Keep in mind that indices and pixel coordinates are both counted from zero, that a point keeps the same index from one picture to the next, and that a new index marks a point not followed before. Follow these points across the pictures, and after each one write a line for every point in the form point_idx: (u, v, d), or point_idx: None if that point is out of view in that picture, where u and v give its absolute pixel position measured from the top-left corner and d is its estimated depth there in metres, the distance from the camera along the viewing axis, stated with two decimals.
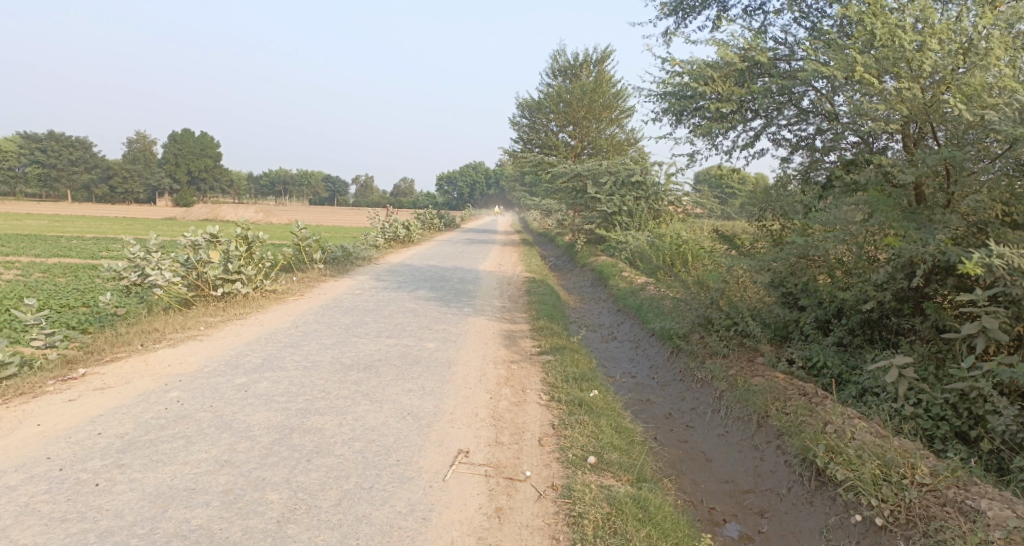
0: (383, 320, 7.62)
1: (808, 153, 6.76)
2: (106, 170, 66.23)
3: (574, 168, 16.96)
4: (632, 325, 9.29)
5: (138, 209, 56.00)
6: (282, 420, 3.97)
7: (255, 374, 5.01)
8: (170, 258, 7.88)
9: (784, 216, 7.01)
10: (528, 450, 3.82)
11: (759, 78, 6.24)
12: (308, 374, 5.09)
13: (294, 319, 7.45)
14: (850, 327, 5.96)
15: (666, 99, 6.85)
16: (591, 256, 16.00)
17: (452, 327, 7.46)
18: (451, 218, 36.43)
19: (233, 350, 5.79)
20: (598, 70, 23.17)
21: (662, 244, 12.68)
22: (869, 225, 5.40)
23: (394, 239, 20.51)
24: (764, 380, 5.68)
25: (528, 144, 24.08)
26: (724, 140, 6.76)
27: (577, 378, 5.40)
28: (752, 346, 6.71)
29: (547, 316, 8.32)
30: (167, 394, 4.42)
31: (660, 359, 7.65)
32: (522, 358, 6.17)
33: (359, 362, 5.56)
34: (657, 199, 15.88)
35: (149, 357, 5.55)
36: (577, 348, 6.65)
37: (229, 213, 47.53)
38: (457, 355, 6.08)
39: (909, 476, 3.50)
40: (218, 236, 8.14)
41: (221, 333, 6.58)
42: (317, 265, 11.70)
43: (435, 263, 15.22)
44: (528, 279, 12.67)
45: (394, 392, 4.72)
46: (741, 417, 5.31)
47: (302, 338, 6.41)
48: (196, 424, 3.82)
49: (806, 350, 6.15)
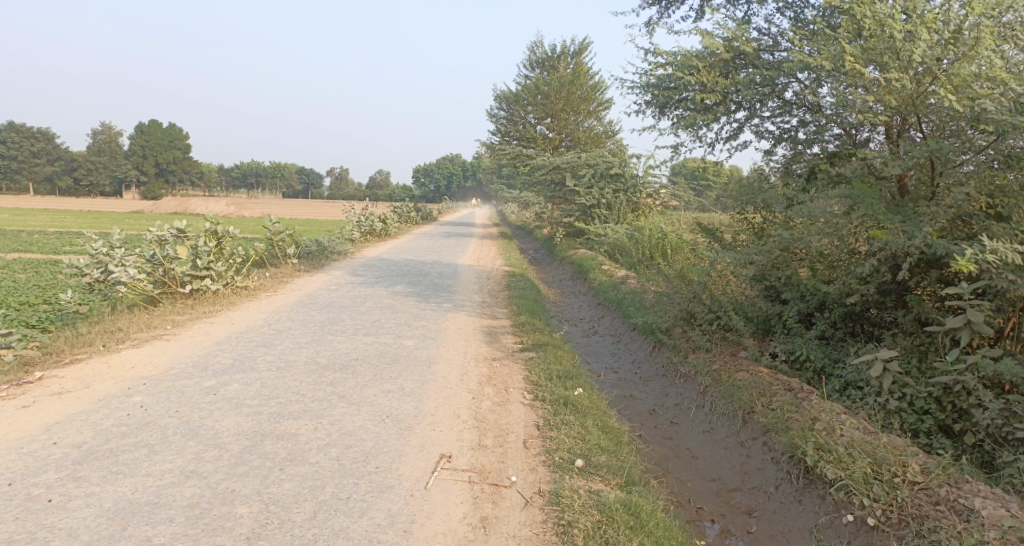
0: (360, 317, 7.40)
1: (790, 146, 6.74)
2: (70, 162, 64.13)
3: (552, 160, 16.85)
4: (613, 319, 9.22)
5: (105, 203, 54.31)
6: (253, 426, 3.76)
7: (225, 376, 4.77)
8: (135, 254, 7.56)
9: (766, 209, 6.99)
10: (513, 453, 3.68)
11: (743, 69, 6.18)
12: (281, 375, 4.87)
13: (267, 317, 7.19)
14: (833, 320, 5.94)
15: (649, 91, 6.75)
16: (570, 249, 15.93)
17: (431, 324, 7.28)
18: (428, 211, 36.07)
19: (202, 350, 5.53)
20: (575, 62, 23.04)
21: (641, 237, 12.64)
22: (854, 217, 5.37)
23: (370, 232, 20.16)
24: (748, 375, 5.63)
25: (505, 136, 23.88)
26: (707, 132, 6.69)
27: (561, 375, 5.28)
28: (735, 340, 6.66)
29: (528, 311, 8.18)
30: (130, 400, 4.16)
31: (642, 353, 7.59)
32: (504, 355, 6.04)
33: (336, 361, 5.36)
34: (636, 192, 15.86)
35: (112, 359, 5.26)
36: (560, 344, 6.53)
37: (200, 206, 46.35)
38: (437, 353, 5.91)
39: (901, 474, 3.46)
40: (186, 230, 7.82)
41: (189, 332, 6.30)
42: (291, 260, 11.39)
43: (413, 257, 14.98)
44: (508, 273, 12.52)
45: (372, 394, 4.54)
46: (726, 413, 5.25)
47: (276, 336, 6.17)
48: (160, 432, 3.59)
49: (789, 344, 6.11)
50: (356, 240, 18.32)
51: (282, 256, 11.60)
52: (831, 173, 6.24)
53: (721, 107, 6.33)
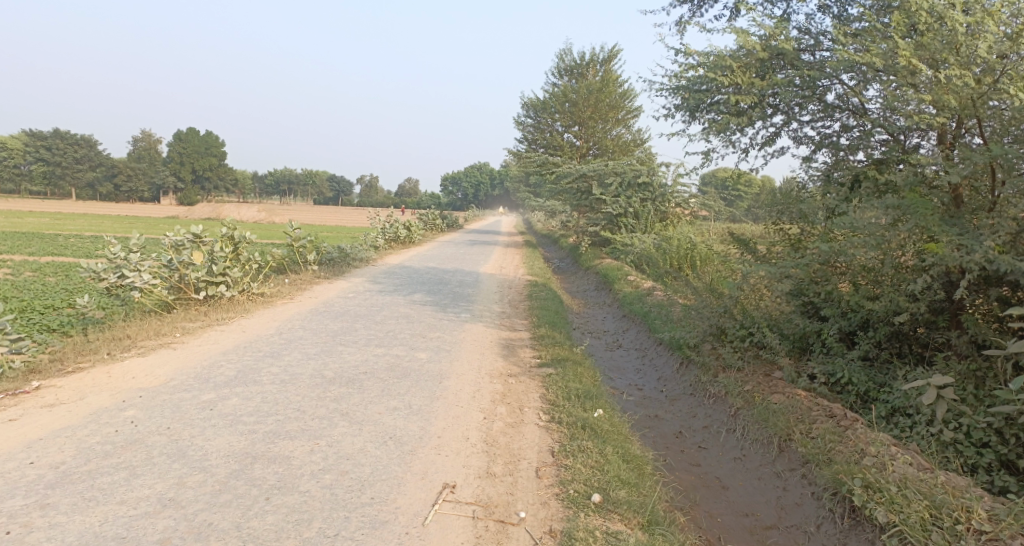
0: (374, 327, 7.16)
1: (832, 152, 6.29)
2: (112, 169, 66.28)
3: (578, 168, 16.51)
4: (638, 332, 8.82)
5: (142, 208, 55.71)
6: (245, 447, 3.52)
7: (225, 389, 4.56)
8: (152, 259, 7.48)
9: (803, 220, 6.56)
10: (523, 484, 3.35)
11: (782, 70, 5.77)
12: (283, 389, 4.64)
13: (279, 325, 7.01)
14: (877, 340, 5.47)
15: (679, 93, 6.38)
16: (596, 258, 15.54)
17: (447, 335, 7.01)
18: (455, 219, 35.96)
19: (207, 361, 5.35)
20: (604, 69, 22.71)
21: (669, 247, 12.19)
22: (904, 229, 4.93)
23: (395, 240, 20.09)
24: (784, 398, 5.19)
25: (532, 144, 23.62)
26: (742, 137, 6.28)
27: (580, 394, 4.93)
28: (769, 359, 6.20)
29: (549, 323, 7.85)
30: (123, 414, 3.98)
31: (669, 370, 7.17)
32: (521, 370, 5.71)
33: (342, 374, 5.12)
34: (664, 201, 15.39)
35: (114, 368, 5.11)
36: (580, 359, 6.18)
37: (233, 211, 47.17)
38: (450, 367, 5.63)
39: (966, 522, 3.02)
40: (202, 236, 7.70)
41: (198, 340, 6.15)
42: (311, 267, 11.28)
43: (435, 264, 14.79)
44: (531, 282, 12.20)
45: (376, 412, 4.27)
46: (760, 439, 4.83)
47: (284, 347, 5.96)
48: (145, 452, 3.39)
49: (829, 365, 5.65)
50: (380, 248, 18.23)
51: (303, 263, 11.50)
52: (877, 181, 5.79)
53: (757, 110, 5.91)
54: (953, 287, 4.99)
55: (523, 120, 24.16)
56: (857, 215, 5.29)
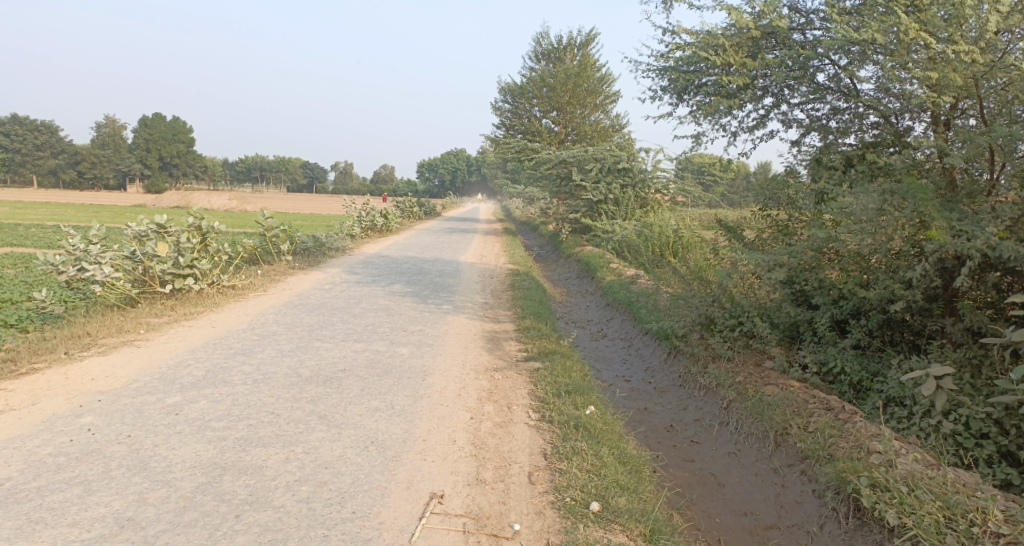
0: (352, 320, 6.86)
1: (821, 136, 6.12)
2: (74, 155, 63.97)
3: (558, 154, 16.26)
4: (623, 322, 8.67)
5: (107, 196, 53.75)
6: (213, 457, 3.24)
7: (193, 391, 4.25)
8: (114, 250, 7.09)
9: (792, 206, 6.43)
10: (516, 492, 3.15)
11: (773, 50, 5.58)
12: (256, 390, 4.34)
13: (251, 320, 6.66)
14: (869, 329, 5.37)
15: (667, 74, 6.15)
16: (577, 246, 15.35)
17: (428, 328, 6.74)
18: (431, 207, 35.47)
19: (173, 360, 5.01)
20: (582, 54, 22.43)
21: (651, 234, 12.06)
22: (901, 214, 4.81)
23: (371, 228, 19.61)
24: (778, 390, 5.07)
25: (510, 130, 23.26)
26: (731, 120, 6.09)
27: (570, 391, 4.73)
28: (760, 349, 6.07)
29: (533, 314, 7.62)
30: (78, 422, 3.64)
31: (656, 361, 7.03)
32: (507, 365, 5.48)
33: (319, 373, 4.83)
34: (644, 187, 15.26)
35: (72, 369, 4.73)
36: (568, 352, 5.99)
37: (202, 200, 45.79)
38: (433, 363, 5.38)
39: (981, 524, 2.90)
40: (167, 226, 7.37)
41: (163, 338, 5.78)
42: (285, 257, 10.88)
43: (414, 254, 14.43)
44: (512, 271, 11.97)
45: (357, 414, 4.00)
46: (755, 434, 4.69)
47: (257, 343, 5.64)
48: (102, 465, 3.08)
49: (820, 355, 5.54)
50: (356, 237, 17.76)
51: (276, 253, 11.07)
52: (869, 165, 5.66)
53: (748, 91, 5.72)
54: (948, 274, 4.91)
55: (501, 106, 23.78)
56: (852, 200, 5.14)
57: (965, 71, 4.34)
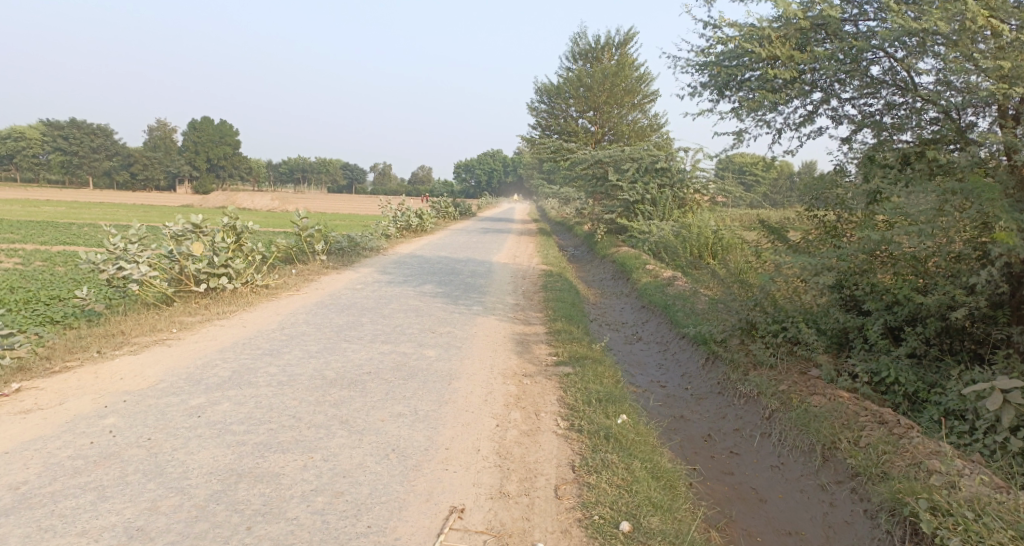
0: (381, 321, 6.79)
1: (874, 133, 5.72)
2: (127, 158, 66.70)
3: (594, 154, 15.97)
4: (659, 325, 8.38)
5: (157, 197, 55.81)
6: (230, 463, 3.17)
7: (217, 393, 4.22)
8: (152, 250, 7.21)
9: (841, 206, 6.06)
10: (541, 508, 2.97)
11: (823, 43, 5.25)
12: (280, 392, 4.28)
13: (282, 320, 6.67)
14: (926, 337, 4.97)
15: (707, 69, 5.86)
16: (612, 247, 15.04)
17: (458, 330, 6.61)
18: (467, 207, 35.50)
19: (201, 360, 5.00)
20: (619, 52, 22.05)
21: (689, 235, 11.69)
22: (963, 214, 4.43)
23: (406, 228, 19.70)
24: (825, 401, 4.74)
25: (546, 130, 23.04)
26: (776, 116, 5.77)
27: (601, 398, 4.51)
28: (805, 356, 5.71)
29: (565, 316, 7.42)
30: (102, 423, 3.64)
31: (694, 366, 6.73)
32: (536, 370, 5.30)
33: (344, 375, 4.75)
34: (683, 187, 14.85)
35: (103, 368, 4.77)
36: (600, 356, 5.77)
37: (246, 200, 47.01)
38: (460, 366, 5.25)
39: None
40: (202, 226, 7.47)
41: (195, 337, 5.81)
42: (319, 257, 10.95)
43: (447, 254, 14.40)
44: (546, 272, 11.78)
45: (379, 419, 3.89)
46: (801, 447, 4.39)
47: (285, 344, 5.61)
48: (119, 470, 3.05)
49: (871, 363, 5.16)
50: (391, 237, 17.85)
51: (311, 253, 11.16)
52: (928, 164, 5.26)
53: (795, 86, 5.40)
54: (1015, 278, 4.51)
55: (537, 105, 23.60)
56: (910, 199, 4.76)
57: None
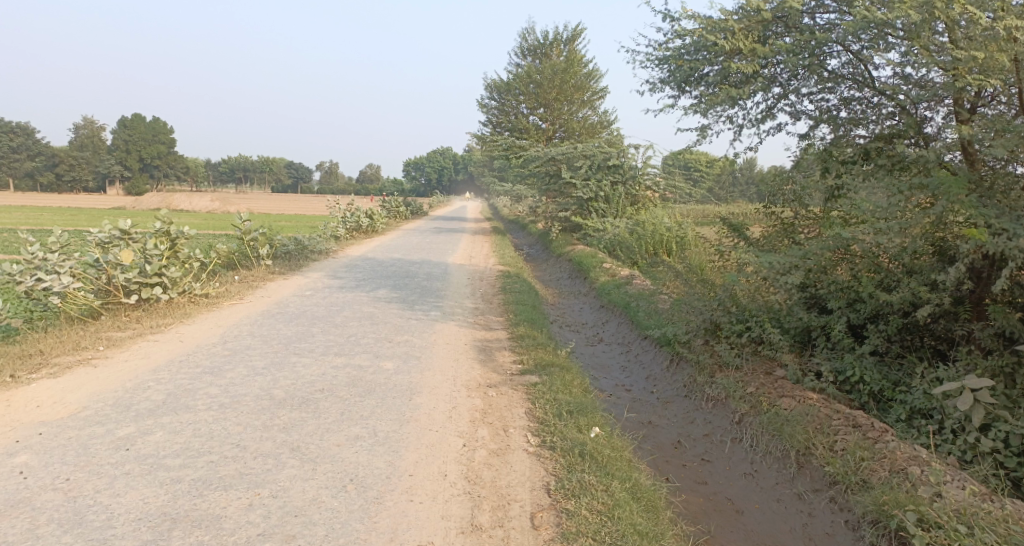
0: (334, 331, 6.38)
1: (831, 128, 5.72)
2: (51, 157, 62.47)
3: (546, 151, 15.82)
4: (620, 326, 8.27)
5: (87, 199, 52.36)
6: (163, 505, 2.79)
7: (149, 420, 3.76)
8: (75, 258, 6.56)
9: (797, 203, 6.11)
10: (518, 540, 2.73)
11: (782, 36, 5.21)
12: (221, 417, 3.86)
13: (224, 332, 6.16)
14: (888, 334, 4.99)
15: (669, 64, 5.73)
16: (568, 245, 14.96)
17: (415, 338, 6.29)
18: (417, 206, 34.82)
19: (131, 382, 4.50)
20: (568, 49, 22.01)
21: (644, 232, 11.68)
22: (931, 213, 4.45)
23: (356, 229, 19.05)
24: (795, 403, 4.68)
25: (497, 127, 22.77)
26: (738, 112, 5.69)
27: (572, 410, 4.31)
28: (770, 356, 5.64)
29: (527, 320, 7.19)
30: (10, 462, 3.16)
31: (658, 368, 6.62)
32: (501, 380, 5.05)
33: (294, 395, 4.36)
34: (635, 184, 14.89)
35: (15, 395, 4.22)
36: (565, 362, 5.57)
37: (184, 201, 44.74)
38: (420, 379, 4.94)
39: None
40: (131, 231, 6.86)
41: (124, 355, 5.26)
42: (264, 262, 10.35)
43: (400, 255, 13.93)
44: (503, 273, 11.53)
45: (335, 444, 3.55)
46: (774, 453, 4.30)
47: (228, 360, 5.15)
48: (28, 521, 2.63)
49: (836, 362, 5.16)
50: (341, 239, 17.19)
51: (255, 257, 10.53)
52: (886, 159, 5.32)
53: (757, 80, 5.34)
54: (975, 275, 4.58)
55: (487, 103, 23.28)
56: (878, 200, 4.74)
57: (1009, 52, 4.07)
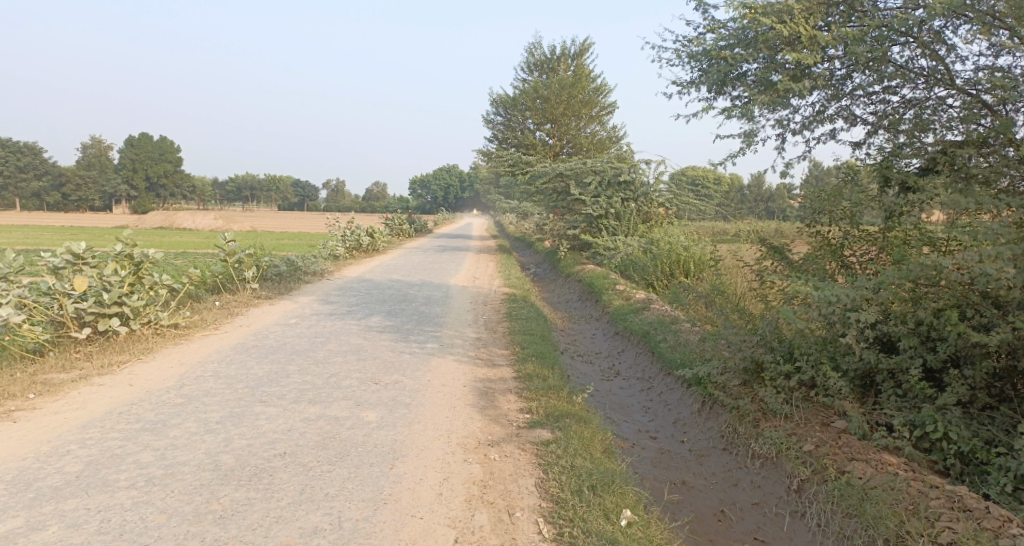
0: (313, 370, 5.50)
1: (891, 135, 4.94)
2: (59, 176, 62.53)
3: (554, 166, 15.01)
4: (638, 357, 7.37)
5: (92, 218, 52.06)
6: None
7: (47, 506, 2.88)
8: (20, 287, 5.71)
9: (848, 221, 5.11)
10: None
11: (841, 25, 4.45)
12: (144, 500, 2.98)
13: (185, 373, 5.29)
14: (976, 382, 4.06)
15: (705, 60, 4.92)
16: (577, 264, 14.10)
17: (406, 378, 5.41)
18: (422, 224, 34.17)
19: (47, 447, 3.61)
20: (576, 64, 21.33)
21: (659, 251, 10.80)
22: None
23: (356, 248, 18.29)
24: (872, 473, 3.81)
25: (502, 143, 22.08)
26: (787, 115, 4.88)
27: (594, 484, 3.43)
28: (825, 403, 4.70)
29: (536, 355, 6.29)
30: None
31: (687, 411, 5.71)
32: (505, 436, 4.16)
33: (247, 463, 3.47)
34: (647, 201, 14.03)
35: None
36: (581, 411, 4.68)
37: (188, 220, 44.47)
38: (407, 435, 4.05)
39: None
40: (86, 254, 6.02)
41: (56, 406, 4.37)
42: (250, 285, 9.52)
43: (400, 276, 13.10)
44: (509, 296, 10.67)
45: (283, 545, 2.68)
46: (854, 541, 3.50)
47: (177, 412, 4.26)
48: None
49: (913, 415, 4.24)
50: (339, 258, 16.39)
51: (241, 280, 9.70)
52: (967, 169, 4.51)
53: (810, 76, 4.53)
54: None
55: (493, 118, 22.57)
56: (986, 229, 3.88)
57: None
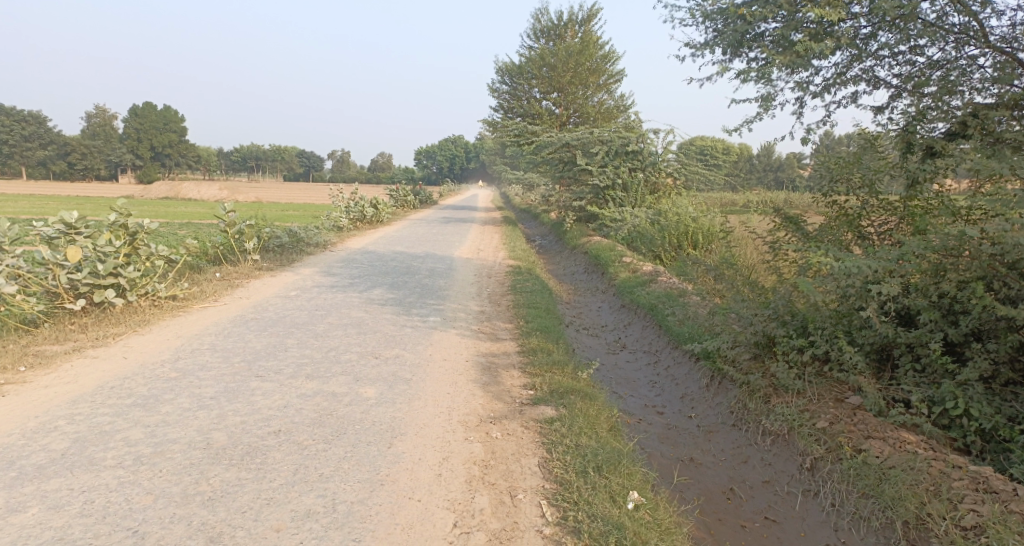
0: (312, 344, 5.37)
1: (917, 98, 4.65)
2: (63, 146, 62.23)
3: (561, 136, 14.64)
4: (644, 331, 7.20)
5: (98, 190, 52.01)
6: None
7: (30, 487, 2.77)
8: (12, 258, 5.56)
9: (867, 189, 4.86)
10: None
11: None
12: (131, 480, 2.87)
13: (180, 346, 5.17)
14: (1000, 356, 3.85)
15: (721, 19, 4.62)
16: (583, 236, 13.87)
17: (407, 353, 5.27)
18: (427, 195, 33.84)
19: (33, 423, 3.49)
20: (584, 30, 20.71)
21: (667, 223, 10.54)
22: None
23: (360, 219, 18.09)
24: (889, 452, 3.65)
25: (508, 112, 21.61)
26: (808, 77, 4.60)
27: (600, 465, 3.29)
28: (840, 378, 4.52)
29: (541, 329, 6.13)
30: None
31: (695, 385, 5.56)
32: (507, 413, 4.02)
33: (239, 441, 3.34)
34: (655, 171, 13.68)
35: None
36: (586, 388, 4.53)
37: (193, 191, 44.37)
38: (406, 412, 3.92)
39: None
40: (79, 225, 5.84)
41: (46, 380, 4.26)
42: (251, 256, 9.36)
43: (405, 248, 12.91)
44: (514, 268, 10.48)
45: (274, 529, 2.56)
46: (870, 522, 3.37)
47: (170, 387, 4.14)
48: None
49: (933, 391, 4.06)
50: (343, 230, 16.21)
51: (242, 251, 9.55)
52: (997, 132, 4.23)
53: (833, 35, 4.23)
54: None
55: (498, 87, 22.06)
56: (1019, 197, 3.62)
57: None
